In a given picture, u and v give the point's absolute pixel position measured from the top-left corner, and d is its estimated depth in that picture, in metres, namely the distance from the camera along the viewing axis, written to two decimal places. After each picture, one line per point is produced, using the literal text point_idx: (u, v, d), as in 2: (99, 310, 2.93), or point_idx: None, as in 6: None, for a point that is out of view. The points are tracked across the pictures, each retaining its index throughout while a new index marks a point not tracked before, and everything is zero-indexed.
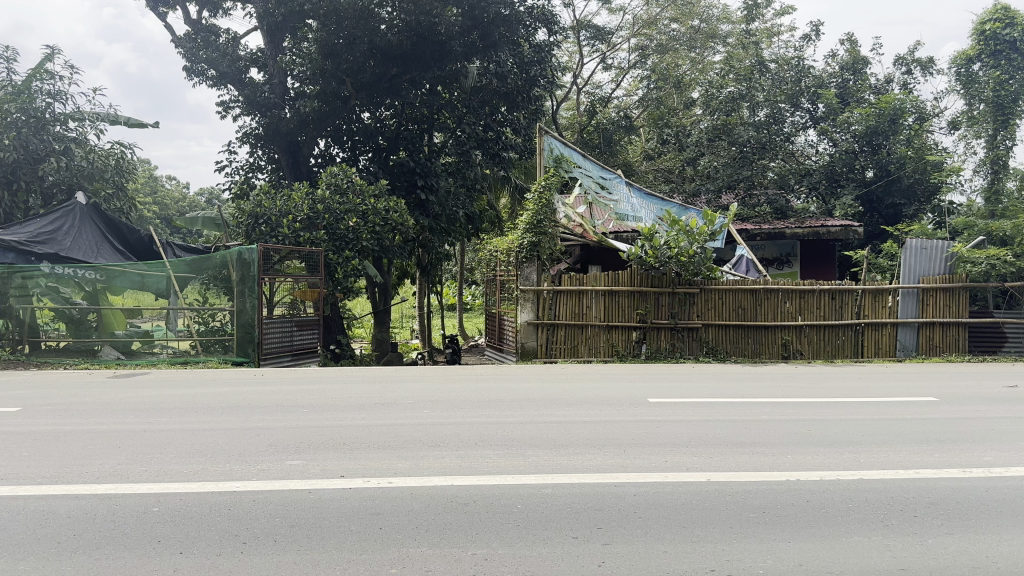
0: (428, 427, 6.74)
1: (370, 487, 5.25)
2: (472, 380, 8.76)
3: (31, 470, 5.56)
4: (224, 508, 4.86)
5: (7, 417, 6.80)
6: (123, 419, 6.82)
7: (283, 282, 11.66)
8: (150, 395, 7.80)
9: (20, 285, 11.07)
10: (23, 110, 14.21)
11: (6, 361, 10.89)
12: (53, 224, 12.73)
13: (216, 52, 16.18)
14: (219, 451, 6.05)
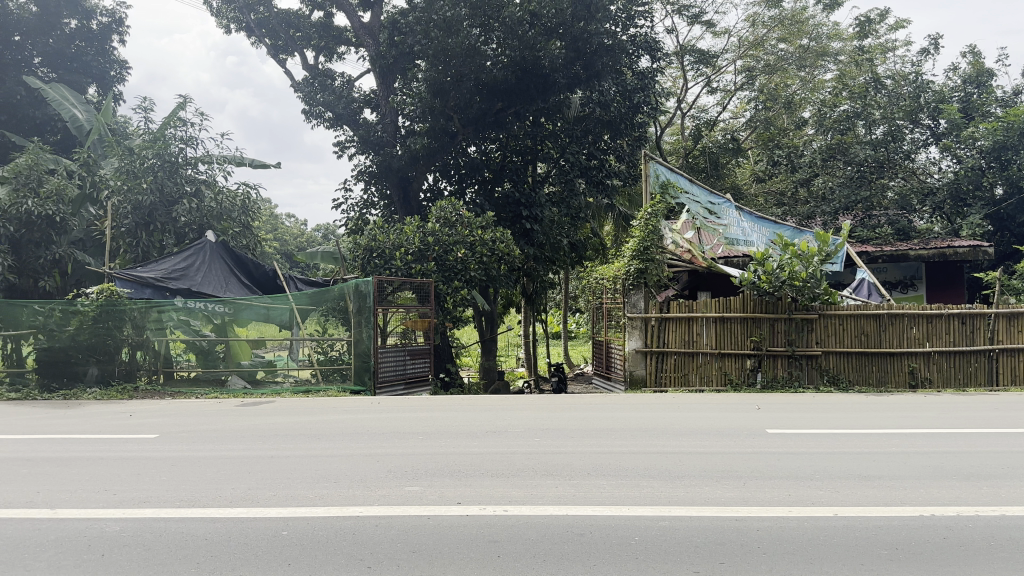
0: (540, 455, 6.73)
1: (487, 515, 5.29)
2: (581, 409, 8.70)
3: (170, 493, 5.90)
4: (348, 532, 4.99)
5: (149, 442, 7.22)
6: (250, 445, 7.13)
7: (395, 313, 12.05)
8: (275, 422, 8.12)
9: (156, 318, 11.56)
10: (159, 156, 15.38)
11: (143, 392, 11.48)
12: (186, 261, 13.64)
13: (332, 95, 16.96)
14: (342, 477, 6.24)
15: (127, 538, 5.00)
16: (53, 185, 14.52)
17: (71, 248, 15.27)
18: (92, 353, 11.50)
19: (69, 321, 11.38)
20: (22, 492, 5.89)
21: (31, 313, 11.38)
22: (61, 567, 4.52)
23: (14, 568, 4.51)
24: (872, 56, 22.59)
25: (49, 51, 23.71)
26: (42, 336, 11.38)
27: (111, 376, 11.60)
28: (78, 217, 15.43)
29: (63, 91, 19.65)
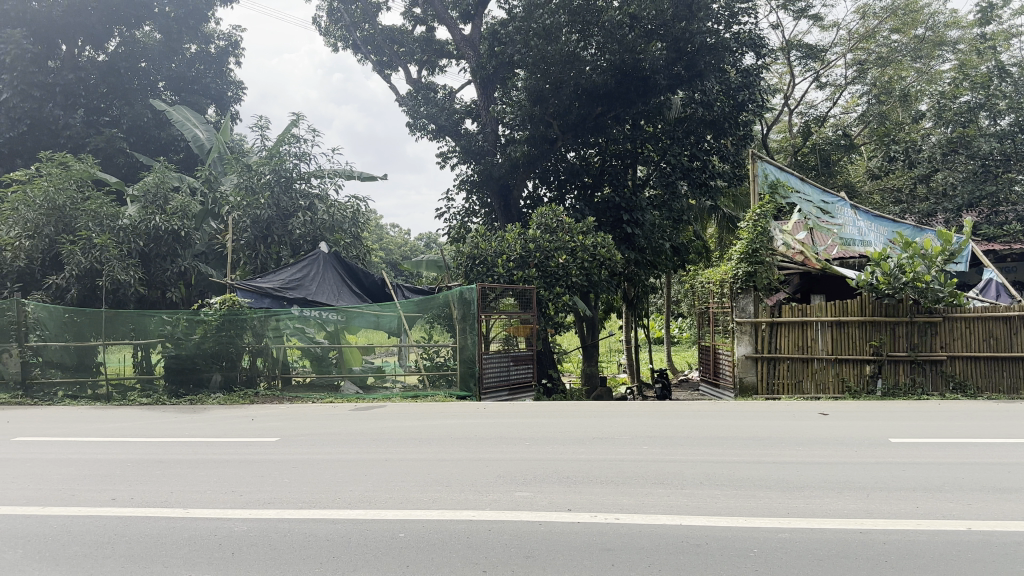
0: (651, 463, 6.66)
1: (598, 522, 5.27)
2: (690, 416, 8.56)
3: (291, 494, 6.16)
4: (462, 536, 5.08)
5: (272, 445, 7.58)
6: (365, 449, 7.39)
7: (498, 319, 12.16)
8: (387, 426, 8.38)
9: (275, 326, 12.10)
10: (275, 172, 16.21)
11: (263, 396, 11.97)
12: (302, 271, 14.30)
13: (435, 107, 17.40)
14: (454, 481, 6.35)
15: (254, 538, 5.26)
16: (177, 203, 15.78)
17: (195, 262, 16.25)
18: (216, 360, 12.10)
19: (195, 330, 12.06)
20: (158, 491, 6.29)
21: (159, 322, 12.07)
22: (195, 565, 4.80)
23: (154, 563, 4.82)
24: (997, 43, 21.25)
25: (173, 75, 25.47)
26: (170, 344, 12.06)
27: (233, 382, 12.15)
28: (200, 231, 16.57)
29: (186, 112, 21.20)
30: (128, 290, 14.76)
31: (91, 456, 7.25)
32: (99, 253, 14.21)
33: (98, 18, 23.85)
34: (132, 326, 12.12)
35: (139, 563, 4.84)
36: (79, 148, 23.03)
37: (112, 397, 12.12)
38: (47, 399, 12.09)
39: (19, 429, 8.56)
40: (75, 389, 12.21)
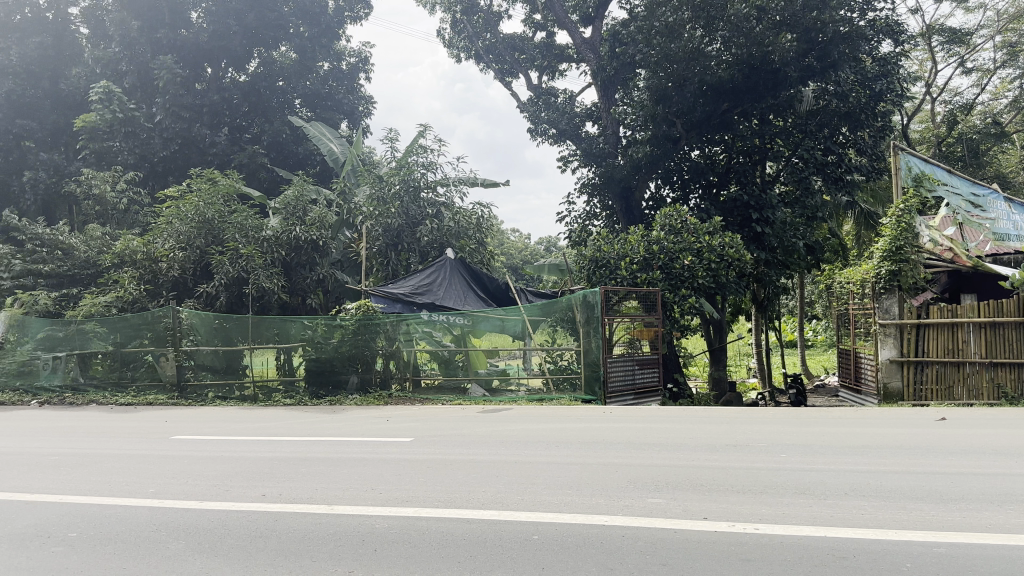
0: (789, 472, 6.41)
1: (736, 531, 5.11)
2: (830, 423, 8.19)
3: (427, 495, 6.33)
4: (596, 541, 5.05)
5: (407, 445, 7.84)
6: (496, 452, 7.52)
7: (623, 322, 11.96)
8: (517, 429, 8.49)
9: (406, 331, 12.54)
10: (404, 182, 16.87)
11: (397, 398, 12.39)
12: (429, 277, 14.72)
13: (555, 112, 18.72)
14: (585, 485, 6.34)
15: (393, 535, 5.44)
16: (315, 214, 16.67)
17: (330, 269, 17.00)
18: (352, 362, 12.60)
19: (333, 334, 12.60)
20: (303, 488, 6.62)
21: (300, 327, 12.67)
22: (341, 559, 5.02)
23: (303, 557, 5.07)
24: None
25: (308, 92, 26.44)
26: (311, 347, 12.63)
27: (368, 384, 12.61)
28: (335, 239, 17.07)
29: (319, 126, 22.08)
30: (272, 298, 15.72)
31: (243, 454, 7.72)
32: (245, 262, 15.46)
33: (241, 41, 25.36)
34: (276, 331, 12.80)
35: (289, 557, 5.10)
36: (225, 164, 24.50)
37: (258, 398, 12.87)
38: (200, 400, 12.98)
39: (178, 427, 9.23)
40: (225, 390, 13.06)
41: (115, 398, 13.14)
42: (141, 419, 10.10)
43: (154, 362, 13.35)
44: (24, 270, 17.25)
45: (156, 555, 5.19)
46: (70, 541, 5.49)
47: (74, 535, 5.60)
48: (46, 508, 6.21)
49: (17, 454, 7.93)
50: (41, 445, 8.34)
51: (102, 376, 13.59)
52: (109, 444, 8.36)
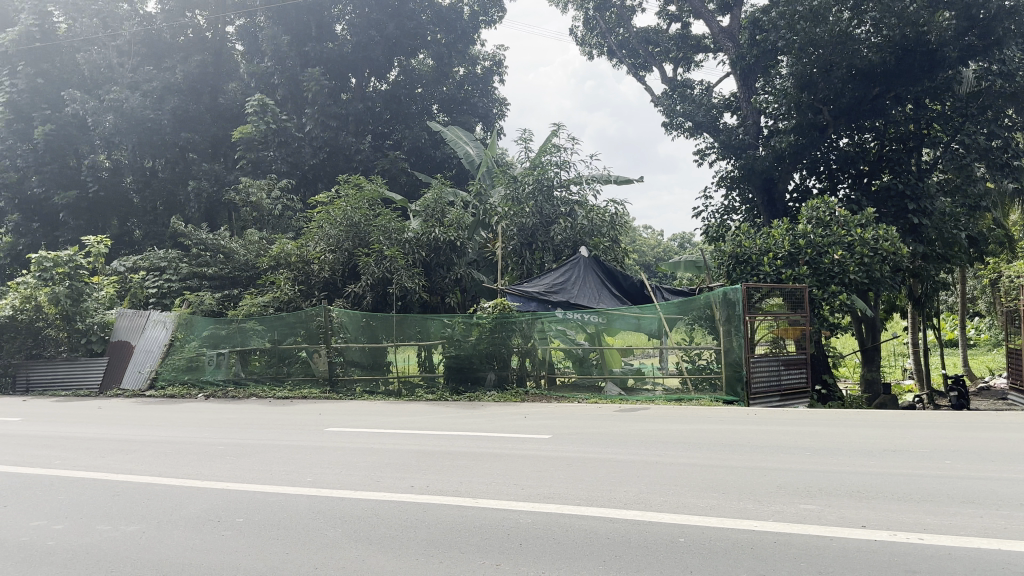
0: (956, 480, 5.98)
1: (897, 541, 4.81)
2: (1001, 430, 7.58)
3: (569, 493, 6.38)
4: (745, 545, 4.90)
5: (548, 444, 7.93)
6: (638, 453, 7.48)
7: (764, 321, 11.59)
8: (658, 429, 8.42)
9: (540, 329, 12.67)
10: (538, 181, 17.18)
11: (533, 395, 12.58)
12: (564, 274, 14.89)
13: (692, 105, 19.88)
14: (731, 488, 6.19)
15: (538, 531, 5.50)
16: (452, 215, 17.03)
17: (468, 269, 17.17)
18: (489, 359, 12.94)
19: (471, 332, 12.95)
20: (448, 482, 6.83)
21: (439, 325, 13.13)
22: (488, 552, 5.13)
23: (453, 548, 5.22)
24: None
25: (444, 97, 27.22)
26: (450, 345, 13.06)
27: (506, 381, 12.88)
28: (472, 241, 17.23)
29: (454, 131, 22.60)
30: (413, 297, 16.42)
31: (391, 448, 8.09)
32: (388, 264, 16.26)
33: (382, 51, 26.18)
34: (417, 329, 13.27)
35: (439, 547, 5.25)
36: (369, 169, 25.42)
37: (402, 394, 13.37)
38: (349, 394, 13.62)
39: (330, 420, 9.76)
40: (371, 385, 13.63)
41: (273, 392, 14.04)
42: (295, 412, 10.74)
43: (307, 358, 14.12)
44: (191, 273, 18.92)
45: (317, 541, 5.48)
46: (239, 524, 5.89)
47: (243, 520, 6.01)
48: (217, 493, 6.72)
49: (192, 444, 8.62)
50: (213, 435, 9.04)
51: (260, 370, 14.51)
52: (270, 435, 8.95)
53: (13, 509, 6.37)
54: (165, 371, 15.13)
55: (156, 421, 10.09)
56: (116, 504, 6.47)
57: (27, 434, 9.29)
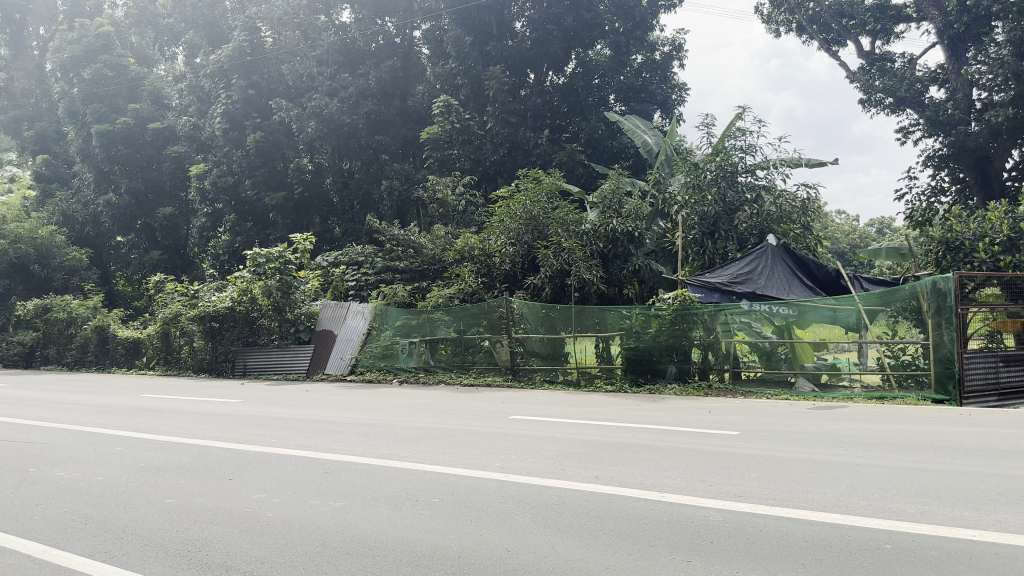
0: None
1: None
2: None
3: (760, 492, 6.14)
4: (965, 556, 4.47)
5: (737, 445, 7.69)
6: (835, 456, 7.07)
7: (979, 313, 10.50)
8: (858, 432, 7.93)
9: (724, 321, 12.25)
10: (721, 167, 16.95)
11: (717, 390, 12.16)
12: (750, 264, 14.49)
13: (895, 80, 21.30)
14: (944, 494, 5.67)
15: (729, 529, 5.33)
16: (630, 205, 17.23)
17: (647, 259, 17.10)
18: (669, 353, 12.65)
19: (650, 324, 12.77)
20: (633, 475, 6.80)
21: (617, 316, 13.06)
22: (679, 547, 5.03)
23: (641, 542, 5.17)
24: None
25: (623, 86, 27.16)
26: (629, 337, 12.95)
27: (688, 374, 12.55)
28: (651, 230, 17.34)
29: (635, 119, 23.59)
30: (592, 288, 16.48)
31: (575, 439, 8.21)
32: (567, 255, 16.61)
33: (560, 44, 26.65)
34: (595, 320, 13.31)
35: (628, 540, 5.22)
36: (546, 163, 25.62)
37: (581, 383, 13.51)
38: (530, 383, 13.96)
39: (514, 409, 10.08)
40: (551, 374, 13.88)
41: (460, 378, 14.72)
42: (481, 400, 11.18)
43: (490, 348, 14.62)
44: (384, 266, 20.22)
45: (508, 525, 5.63)
46: (434, 505, 6.19)
47: (437, 501, 6.31)
48: (413, 474, 7.11)
49: (389, 427, 9.20)
50: (409, 419, 9.61)
51: (447, 359, 15.14)
52: (458, 421, 9.37)
53: (240, 481, 7.11)
54: (363, 358, 16.21)
55: (356, 405, 10.86)
56: (325, 480, 7.03)
57: (249, 414, 10.33)
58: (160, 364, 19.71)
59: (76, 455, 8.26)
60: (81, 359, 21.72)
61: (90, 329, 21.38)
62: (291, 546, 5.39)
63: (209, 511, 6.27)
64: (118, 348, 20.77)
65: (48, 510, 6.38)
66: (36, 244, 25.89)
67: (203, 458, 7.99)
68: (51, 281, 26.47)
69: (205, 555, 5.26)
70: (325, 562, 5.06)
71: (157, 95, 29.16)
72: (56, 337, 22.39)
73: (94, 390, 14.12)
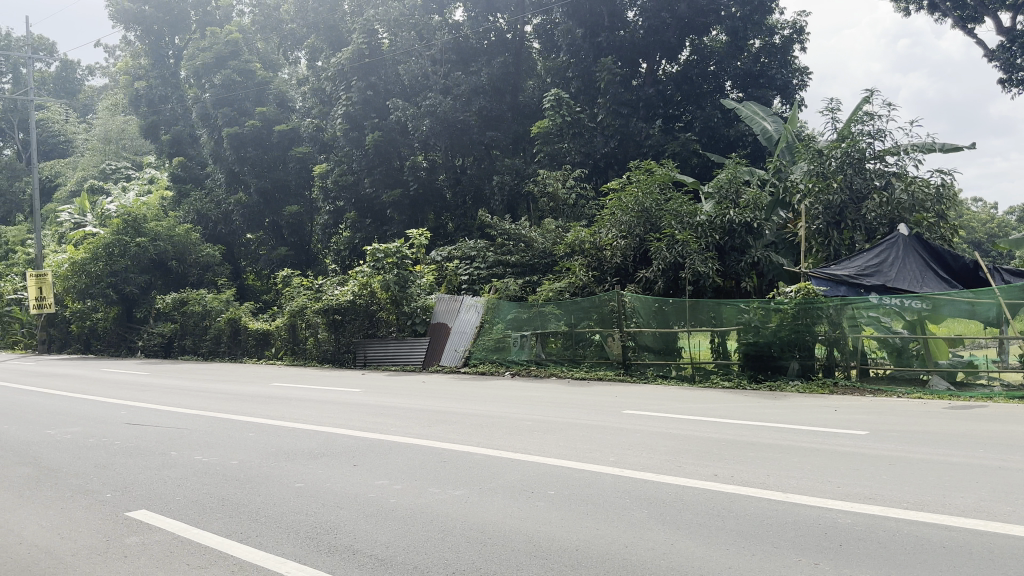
0: None
1: None
2: None
3: (892, 495, 5.84)
4: None
5: (868, 446, 7.38)
6: (976, 459, 6.67)
7: None
8: (1004, 435, 7.46)
9: (851, 315, 11.80)
10: (847, 154, 16.17)
11: (843, 387, 11.72)
12: (879, 256, 14.52)
13: None
14: None
15: (860, 533, 5.08)
16: (748, 195, 17.33)
17: (766, 251, 17.03)
18: (791, 348, 12.24)
19: (771, 318, 12.37)
20: (755, 474, 6.60)
21: (735, 310, 12.70)
22: (805, 549, 4.85)
23: (765, 542, 5.00)
24: None
25: (739, 72, 26.58)
26: (748, 331, 12.59)
27: (811, 371, 12.15)
28: (771, 221, 17.45)
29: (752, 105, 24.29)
30: (707, 282, 16.24)
31: (694, 436, 8.09)
32: (681, 247, 16.40)
33: (674, 32, 26.51)
34: (711, 314, 12.97)
35: (751, 540, 5.06)
36: (659, 154, 25.29)
37: (696, 379, 13.23)
38: (643, 377, 13.83)
39: (631, 403, 10.02)
40: (664, 369, 13.67)
41: (571, 372, 14.70)
42: (596, 393, 11.19)
43: (602, 342, 14.58)
44: (496, 260, 20.46)
45: (626, 520, 5.57)
46: (550, 497, 6.21)
47: (553, 493, 6.33)
48: (528, 466, 7.18)
49: (505, 419, 9.32)
50: (527, 411, 9.73)
51: (558, 352, 15.18)
52: (574, 414, 9.38)
53: (363, 468, 7.38)
54: (477, 351, 16.49)
55: (472, 396, 11.06)
56: (443, 470, 7.19)
57: (371, 404, 10.69)
58: (287, 355, 20.68)
59: (214, 439, 8.80)
60: (215, 349, 23.10)
61: (222, 321, 22.65)
62: (413, 532, 5.53)
63: (334, 496, 6.53)
64: (249, 339, 21.92)
65: (189, 491, 6.83)
66: (174, 241, 27.81)
67: (329, 445, 8.34)
68: (187, 275, 28.28)
69: (332, 538, 5.48)
70: (445, 549, 5.16)
71: (282, 98, 30.57)
72: (192, 328, 23.90)
73: (229, 378, 15.02)
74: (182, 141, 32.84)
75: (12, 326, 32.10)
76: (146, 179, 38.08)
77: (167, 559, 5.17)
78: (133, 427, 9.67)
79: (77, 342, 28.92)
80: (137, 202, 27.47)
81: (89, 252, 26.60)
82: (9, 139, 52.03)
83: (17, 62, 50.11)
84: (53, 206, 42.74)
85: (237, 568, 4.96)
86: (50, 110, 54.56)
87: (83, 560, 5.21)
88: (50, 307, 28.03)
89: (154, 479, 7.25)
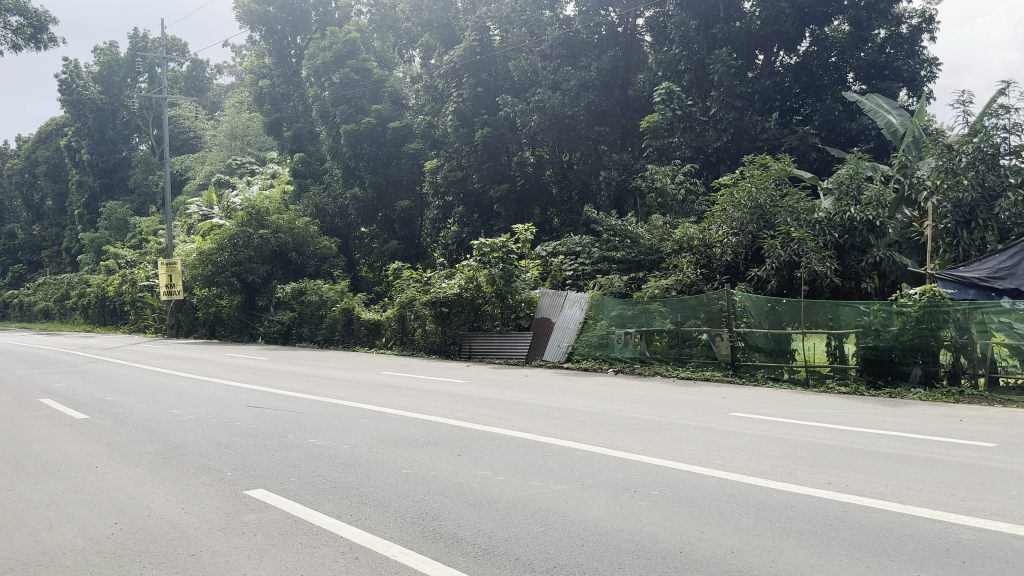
0: None
1: None
2: None
3: (1021, 510, 5.50)
4: None
5: (998, 459, 6.99)
6: None
7: None
8: None
9: (981, 320, 11.20)
10: (979, 149, 15.27)
11: (969, 396, 11.09)
12: (1013, 257, 13.98)
13: None
14: None
15: (986, 550, 4.78)
16: (871, 192, 16.78)
17: (889, 250, 16.55)
18: (914, 352, 11.68)
19: (892, 321, 11.85)
20: (872, 484, 6.31)
21: (853, 312, 12.22)
22: (926, 564, 4.60)
23: (881, 554, 4.77)
24: None
25: (863, 64, 25.99)
26: (867, 335, 12.08)
27: (934, 378, 11.53)
28: (895, 218, 16.93)
29: (876, 98, 23.52)
30: (824, 281, 15.73)
31: (806, 441, 7.85)
32: (797, 245, 15.98)
33: (794, 23, 25.86)
34: (828, 316, 12.55)
35: (865, 551, 4.84)
36: (774, 148, 24.76)
37: (809, 383, 12.75)
38: (752, 379, 13.44)
39: (741, 406, 9.81)
40: (775, 372, 13.26)
41: (677, 371, 14.46)
42: (703, 393, 11.02)
43: (709, 341, 14.24)
44: (601, 256, 20.37)
45: (731, 524, 5.43)
46: (654, 497, 6.14)
47: (657, 493, 6.25)
48: (631, 464, 7.11)
49: (609, 416, 9.27)
50: (632, 408, 9.68)
51: (663, 350, 14.95)
52: (682, 414, 9.23)
53: (467, 457, 7.52)
54: (580, 346, 16.47)
55: (577, 391, 11.08)
56: (545, 464, 7.21)
57: (477, 395, 10.87)
58: (396, 345, 21.30)
59: (328, 424, 9.14)
60: (329, 337, 24.06)
61: (337, 311, 23.49)
62: (515, 523, 5.58)
63: (438, 483, 6.68)
64: (361, 329, 22.68)
65: (303, 473, 7.13)
66: (294, 233, 29.18)
67: (433, 434, 8.54)
68: (305, 266, 29.48)
69: (437, 525, 5.59)
70: (546, 542, 5.18)
71: (397, 96, 31.22)
72: (309, 317, 24.92)
73: (341, 366, 15.60)
74: (302, 138, 34.33)
75: (146, 311, 34.42)
76: (269, 174, 40.06)
77: (281, 537, 5.41)
78: (254, 410, 10.18)
79: (202, 327, 30.69)
80: (260, 196, 29.00)
81: (216, 243, 28.34)
82: (145, 136, 55.44)
83: (153, 62, 53.56)
84: (183, 199, 45.49)
85: (347, 549, 5.14)
86: (182, 108, 58.03)
87: (206, 534, 5.52)
88: (180, 294, 30.00)
89: (271, 460, 7.62)
